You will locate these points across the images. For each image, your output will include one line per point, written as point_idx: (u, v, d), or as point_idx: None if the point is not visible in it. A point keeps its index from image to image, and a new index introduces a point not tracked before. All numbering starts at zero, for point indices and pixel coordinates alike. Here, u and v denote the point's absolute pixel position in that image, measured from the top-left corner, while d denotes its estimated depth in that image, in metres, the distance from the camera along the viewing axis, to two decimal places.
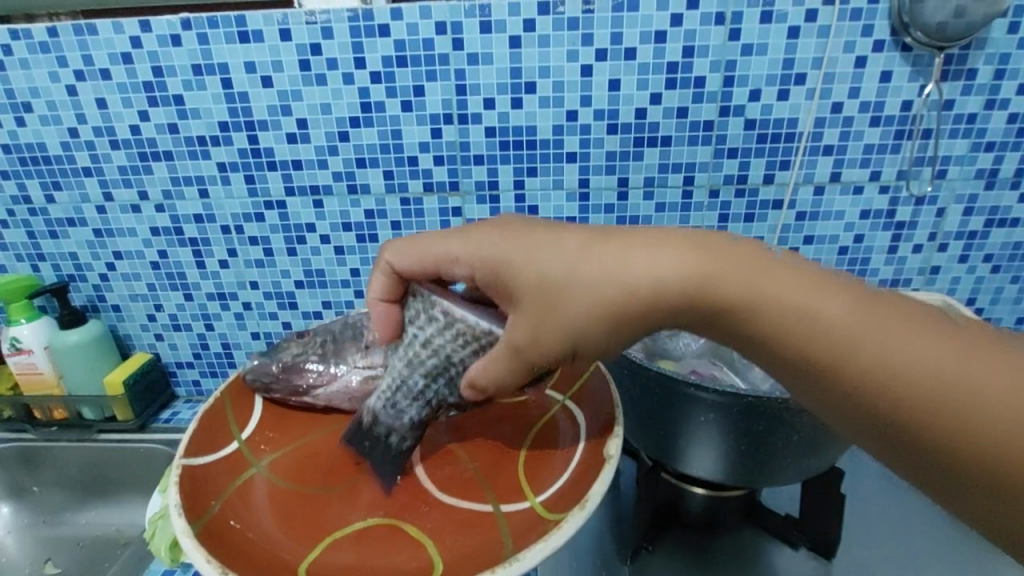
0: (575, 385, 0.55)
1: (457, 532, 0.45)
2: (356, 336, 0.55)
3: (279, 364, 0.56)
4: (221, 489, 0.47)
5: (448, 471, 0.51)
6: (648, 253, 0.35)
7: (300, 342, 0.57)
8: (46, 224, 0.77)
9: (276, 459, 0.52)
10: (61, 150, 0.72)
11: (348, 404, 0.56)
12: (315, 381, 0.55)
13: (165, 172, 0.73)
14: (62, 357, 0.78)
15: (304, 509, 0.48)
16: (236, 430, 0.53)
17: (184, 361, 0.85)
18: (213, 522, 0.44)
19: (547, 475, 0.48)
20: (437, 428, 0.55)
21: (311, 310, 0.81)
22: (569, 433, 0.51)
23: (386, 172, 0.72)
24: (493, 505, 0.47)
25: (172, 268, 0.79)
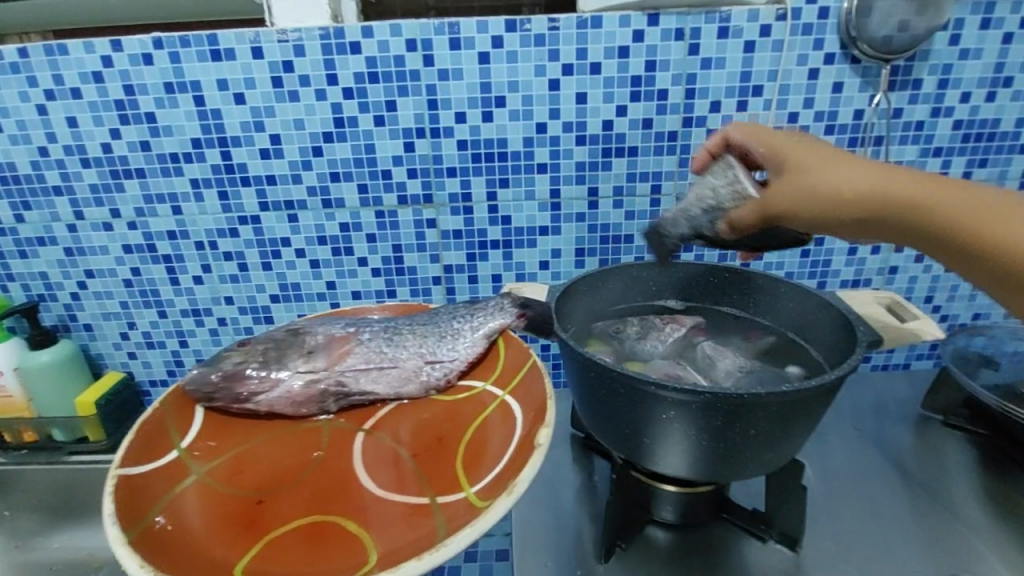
0: (512, 382, 0.57)
1: (396, 524, 0.45)
2: (301, 341, 0.59)
3: (220, 373, 0.56)
4: (160, 498, 0.48)
5: (389, 467, 0.51)
6: (905, 174, 0.45)
7: (241, 351, 0.58)
8: (16, 243, 0.76)
9: (216, 465, 0.52)
10: (31, 169, 0.72)
11: (291, 409, 0.57)
12: (255, 388, 0.56)
13: (137, 190, 0.73)
14: (32, 379, 0.77)
15: (242, 510, 0.48)
16: (176, 439, 0.54)
17: (158, 379, 0.84)
18: (150, 528, 0.45)
19: (484, 466, 0.49)
20: (382, 427, 0.56)
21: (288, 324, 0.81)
22: (507, 426, 0.53)
23: (361, 186, 0.73)
24: (429, 497, 0.47)
25: (146, 286, 0.78)
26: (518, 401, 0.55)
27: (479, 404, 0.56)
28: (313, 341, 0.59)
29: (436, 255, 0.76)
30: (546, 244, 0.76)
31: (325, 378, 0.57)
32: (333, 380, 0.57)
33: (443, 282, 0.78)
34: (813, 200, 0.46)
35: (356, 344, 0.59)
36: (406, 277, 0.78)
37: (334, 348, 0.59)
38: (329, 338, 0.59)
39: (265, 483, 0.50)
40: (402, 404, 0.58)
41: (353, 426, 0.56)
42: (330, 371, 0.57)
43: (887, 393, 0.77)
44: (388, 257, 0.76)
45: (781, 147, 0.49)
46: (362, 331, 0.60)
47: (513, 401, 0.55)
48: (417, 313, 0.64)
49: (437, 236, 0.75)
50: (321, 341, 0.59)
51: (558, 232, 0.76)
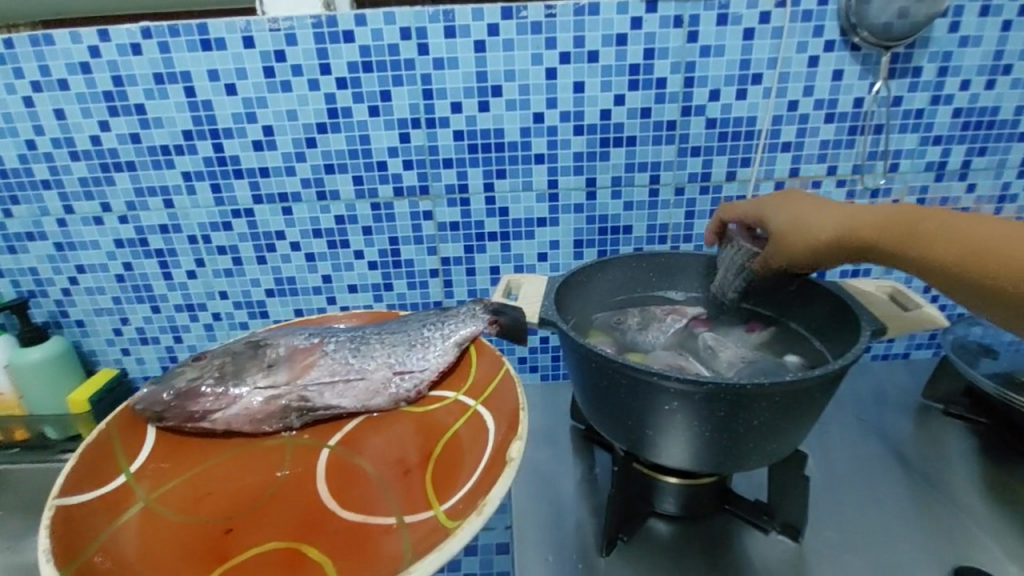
0: (485, 392, 0.58)
1: (359, 547, 0.45)
2: (261, 354, 0.59)
3: (173, 392, 0.56)
4: (100, 531, 0.47)
5: (354, 487, 0.50)
6: (874, 212, 0.47)
7: (196, 367, 0.58)
8: (5, 239, 0.75)
9: (168, 487, 0.51)
10: (18, 163, 0.71)
11: (249, 426, 0.56)
12: (211, 406, 0.55)
13: (128, 183, 0.72)
14: (24, 375, 0.75)
15: (195, 537, 0.46)
16: (125, 463, 0.53)
17: (152, 376, 0.83)
18: (87, 564, 0.44)
19: (451, 484, 0.49)
20: (348, 442, 0.55)
21: (284, 319, 0.80)
22: (476, 438, 0.53)
23: (356, 178, 0.72)
24: (396, 518, 0.47)
25: (138, 281, 0.77)
26: (491, 413, 0.55)
27: (452, 416, 0.56)
28: (274, 353, 0.59)
29: (433, 247, 0.76)
30: (544, 236, 0.76)
31: (286, 394, 0.56)
32: (293, 395, 0.56)
33: (440, 275, 0.78)
34: (799, 251, 0.50)
35: (320, 355, 0.58)
36: (403, 270, 0.77)
37: (296, 360, 0.58)
38: (292, 349, 0.59)
39: (222, 507, 0.49)
40: (369, 418, 0.58)
41: (317, 442, 0.55)
42: (291, 386, 0.57)
43: (885, 384, 0.77)
44: (385, 249, 0.76)
45: (771, 208, 0.53)
46: (326, 342, 0.60)
47: (485, 411, 0.56)
48: (384, 322, 0.64)
49: (434, 229, 0.75)
50: (283, 353, 0.59)
51: (555, 224, 0.75)
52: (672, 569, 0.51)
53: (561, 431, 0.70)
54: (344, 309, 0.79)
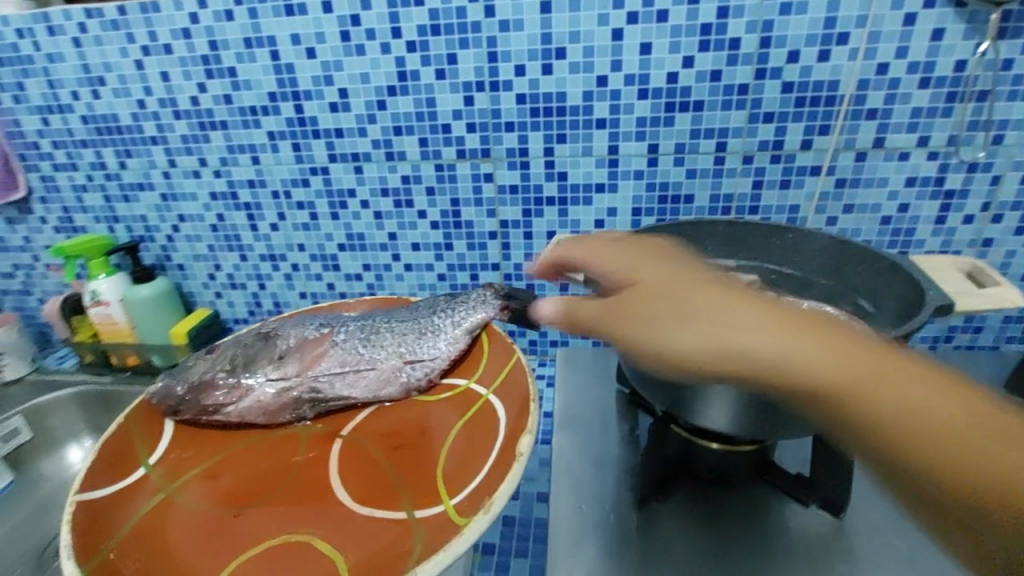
0: (496, 380, 0.63)
1: (370, 542, 0.48)
2: (272, 348, 0.65)
3: (186, 386, 0.63)
4: (119, 528, 0.51)
5: (361, 480, 0.54)
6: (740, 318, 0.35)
7: (208, 360, 0.65)
8: (121, 188, 0.85)
9: (185, 479, 0.56)
10: (132, 121, 0.79)
11: (262, 419, 0.61)
12: (224, 399, 0.62)
13: (221, 141, 0.79)
14: (134, 308, 0.85)
15: (213, 526, 0.51)
16: (143, 458, 0.58)
17: (240, 317, 0.92)
18: (111, 557, 0.48)
19: (456, 481, 0.52)
20: (357, 431, 0.60)
21: (353, 272, 0.86)
22: (482, 435, 0.57)
23: (422, 140, 0.75)
24: (406, 512, 0.50)
25: (229, 230, 0.85)
26: (502, 402, 0.60)
27: (468, 399, 0.62)
28: (286, 344, 0.66)
29: (493, 210, 0.78)
30: (602, 202, 0.76)
31: (297, 385, 0.62)
32: (300, 385, 0.62)
33: (498, 237, 0.80)
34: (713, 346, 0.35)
35: (330, 346, 0.65)
36: (463, 230, 0.80)
37: (306, 351, 0.65)
38: (303, 340, 0.66)
39: (237, 497, 0.54)
40: (380, 408, 0.63)
41: (331, 429, 0.61)
42: (300, 378, 0.63)
43: (963, 374, 0.72)
44: (447, 210, 0.79)
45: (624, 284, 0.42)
46: (337, 335, 0.66)
47: (498, 397, 0.61)
48: (391, 312, 0.70)
49: (494, 191, 0.77)
50: (293, 344, 0.65)
51: (614, 190, 0.75)
52: (701, 530, 0.52)
53: (589, 407, 0.69)
54: (408, 266, 0.84)
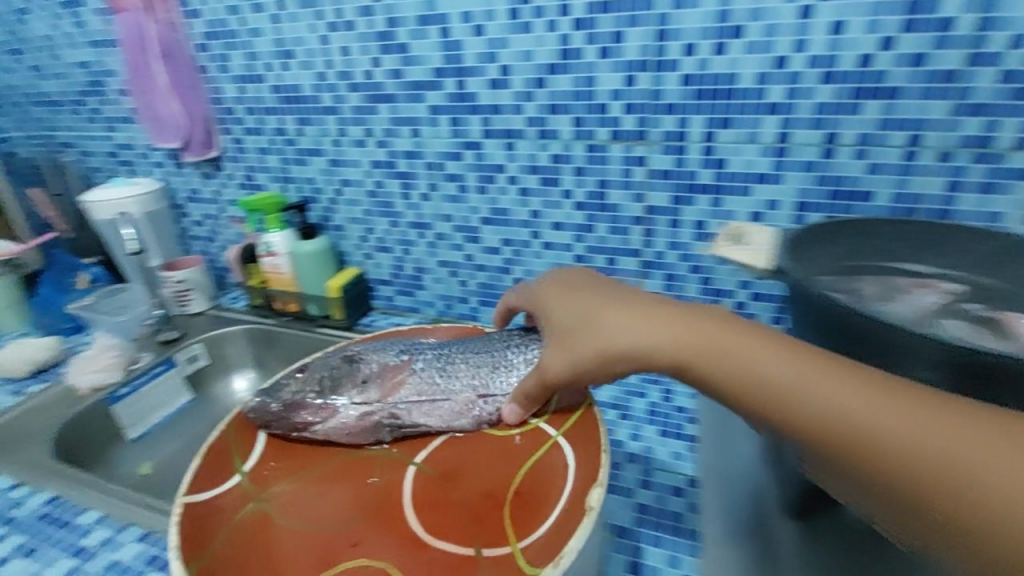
0: (568, 421, 0.65)
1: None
2: (356, 371, 0.72)
3: (280, 404, 0.69)
4: (221, 530, 0.57)
5: (434, 513, 0.59)
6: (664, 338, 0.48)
7: (299, 381, 0.71)
8: (297, 153, 0.94)
9: (277, 490, 0.63)
10: (313, 91, 0.87)
11: (345, 438, 0.68)
12: (312, 419, 0.68)
13: (388, 113, 0.84)
14: (299, 261, 0.95)
15: (303, 541, 0.57)
16: (239, 463, 0.65)
17: (384, 279, 0.99)
18: (216, 558, 0.54)
19: (527, 523, 0.56)
20: (430, 463, 0.65)
21: (492, 246, 0.89)
22: (545, 484, 0.59)
23: (577, 119, 0.75)
24: (476, 550, 0.54)
25: (385, 197, 0.91)
26: (572, 445, 0.62)
27: (535, 440, 0.64)
28: (369, 370, 0.72)
29: (641, 194, 0.76)
30: (762, 193, 0.71)
31: (379, 410, 0.68)
32: (380, 407, 0.68)
33: (643, 223, 0.78)
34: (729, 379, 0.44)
35: (408, 373, 0.71)
36: (607, 213, 0.79)
37: (387, 376, 0.71)
38: (385, 366, 0.72)
39: (324, 515, 0.60)
40: (450, 439, 0.68)
41: (406, 456, 0.67)
42: (382, 404, 0.69)
43: None
44: (593, 191, 0.79)
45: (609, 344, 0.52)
46: (415, 363, 0.72)
47: (567, 444, 0.63)
48: (464, 341, 0.74)
49: (645, 175, 0.75)
50: (375, 369, 0.72)
51: (778, 181, 0.70)
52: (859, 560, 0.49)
53: (728, 461, 0.64)
54: (547, 244, 0.85)
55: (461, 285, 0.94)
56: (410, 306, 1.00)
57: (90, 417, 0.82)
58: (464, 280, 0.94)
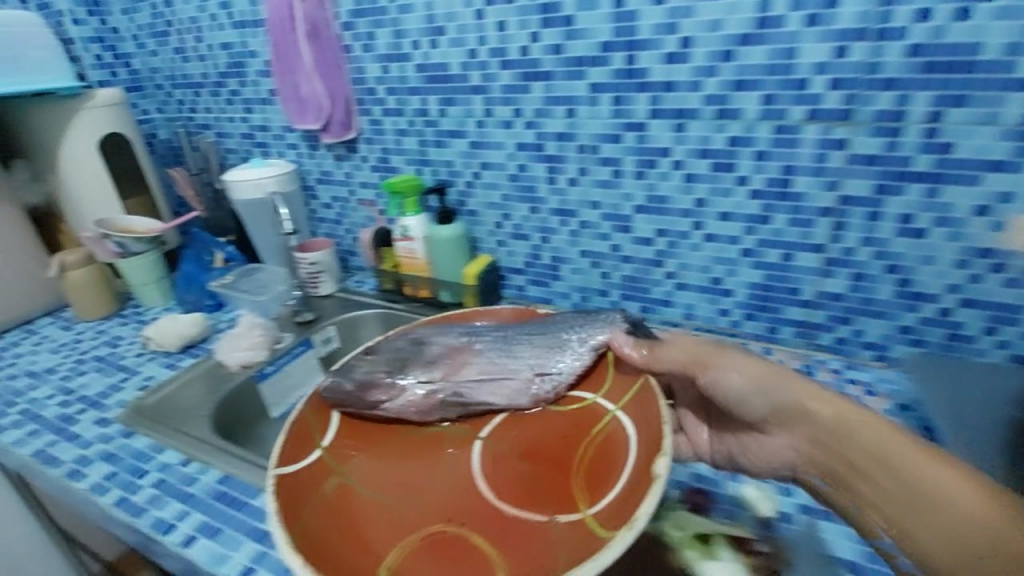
0: (625, 396, 0.62)
1: (519, 549, 0.51)
2: (424, 351, 0.70)
3: (353, 383, 0.67)
4: (309, 499, 0.56)
5: (506, 484, 0.58)
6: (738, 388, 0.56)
7: (369, 361, 0.69)
8: (436, 134, 0.91)
9: (354, 463, 0.62)
10: (460, 70, 0.83)
11: (414, 416, 0.66)
12: (383, 398, 0.66)
13: (541, 92, 0.79)
14: (434, 246, 0.93)
15: (381, 513, 0.56)
16: (318, 438, 0.63)
17: (516, 267, 0.96)
18: (308, 524, 0.53)
19: (600, 491, 0.53)
20: (495, 436, 0.64)
21: (643, 237, 0.82)
22: (615, 458, 0.56)
23: (766, 96, 0.67)
24: (547, 516, 0.53)
25: (527, 182, 0.87)
26: (631, 414, 0.60)
27: (594, 415, 0.62)
28: (434, 350, 0.70)
29: (834, 182, 0.68)
30: (993, 183, 0.61)
31: (444, 389, 0.66)
32: (443, 384, 0.66)
33: (832, 215, 0.70)
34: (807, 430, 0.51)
35: (471, 354, 0.68)
36: (789, 203, 0.71)
37: (451, 355, 0.69)
38: (451, 345, 0.70)
39: (396, 486, 0.59)
40: (511, 417, 0.66)
41: (471, 431, 0.65)
42: (446, 382, 0.66)
43: None
44: (775, 178, 0.71)
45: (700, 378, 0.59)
46: (477, 343, 0.69)
47: (625, 416, 0.60)
48: (522, 323, 0.71)
49: (843, 160, 0.67)
50: (440, 349, 0.69)
51: (1020, 169, 0.60)
52: None
53: None
54: (709, 236, 0.78)
55: (603, 277, 0.89)
56: (543, 297, 0.96)
57: (239, 397, 0.83)
58: (606, 272, 0.88)
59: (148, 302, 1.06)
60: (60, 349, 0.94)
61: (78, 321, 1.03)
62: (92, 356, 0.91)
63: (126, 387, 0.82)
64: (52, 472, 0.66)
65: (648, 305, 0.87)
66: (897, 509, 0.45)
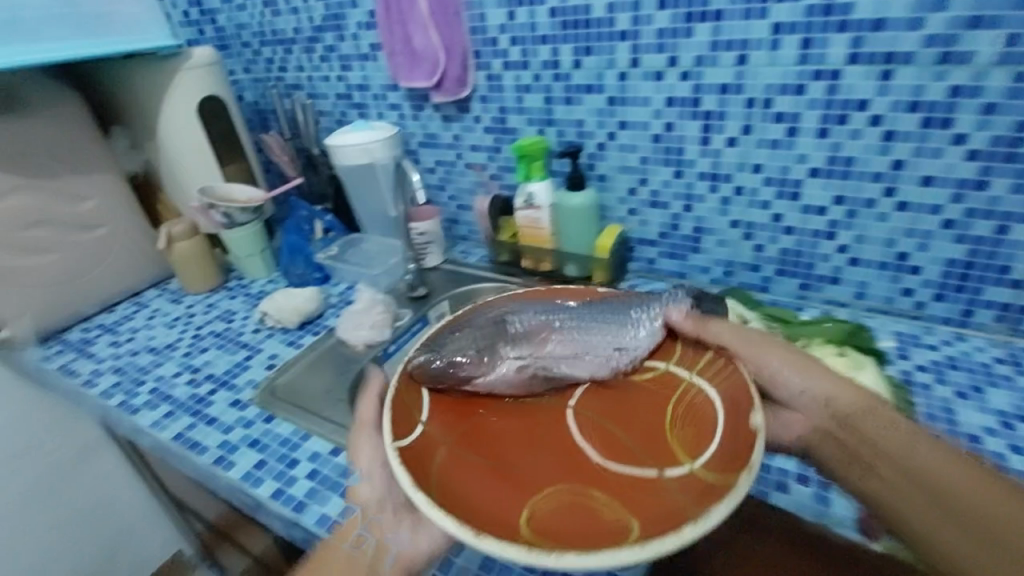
0: (697, 362, 0.56)
1: (646, 504, 0.44)
2: (506, 332, 0.61)
3: (444, 359, 0.57)
4: (432, 460, 0.50)
5: (621, 443, 0.51)
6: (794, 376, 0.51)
7: (460, 337, 0.60)
8: (566, 90, 0.81)
9: (460, 431, 0.53)
10: (605, 12, 0.72)
11: (510, 392, 0.57)
12: (475, 372, 0.57)
13: (706, 35, 0.68)
14: (563, 215, 0.85)
15: (497, 471, 0.49)
16: (419, 411, 0.55)
17: (648, 238, 0.87)
18: (436, 483, 0.47)
19: (697, 442, 0.48)
20: (597, 398, 0.56)
21: (814, 205, 0.72)
22: (701, 412, 0.51)
23: (1013, 35, 0.55)
24: (657, 471, 0.47)
25: (674, 143, 0.76)
26: (715, 384, 0.53)
27: (669, 384, 0.56)
28: (515, 328, 0.61)
29: None
30: None
31: (533, 365, 0.57)
32: (539, 364, 0.57)
33: None
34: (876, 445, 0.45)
35: (551, 331, 0.60)
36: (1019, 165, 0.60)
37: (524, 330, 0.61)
38: (530, 325, 0.61)
39: (507, 448, 0.52)
40: (594, 388, 0.58)
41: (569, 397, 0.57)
42: (533, 357, 0.58)
43: None
44: (1005, 136, 0.59)
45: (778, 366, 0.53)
46: (554, 319, 0.62)
47: (707, 382, 0.54)
48: (588, 300, 0.64)
49: None
50: (520, 327, 0.61)
51: None
52: None
53: None
54: (902, 205, 0.67)
55: (754, 251, 0.79)
56: (675, 271, 0.87)
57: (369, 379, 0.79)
58: (760, 244, 0.78)
59: (251, 273, 1.03)
60: (173, 323, 0.92)
61: (184, 294, 1.01)
62: (208, 332, 0.88)
63: (251, 366, 0.79)
64: (199, 459, 0.64)
65: (809, 282, 0.77)
66: (973, 538, 0.38)
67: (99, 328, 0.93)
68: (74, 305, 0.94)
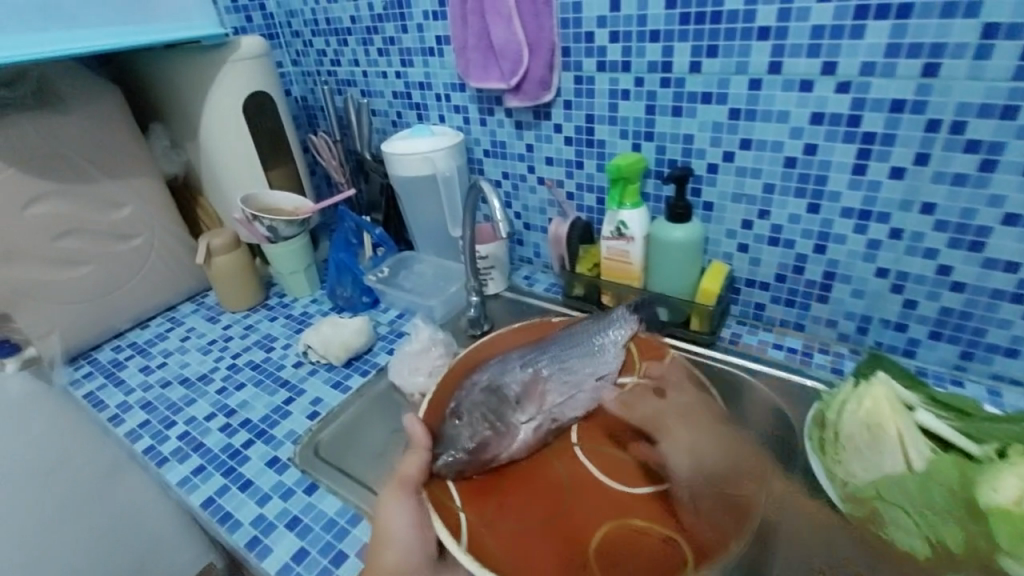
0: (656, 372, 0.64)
1: (690, 521, 0.50)
2: (506, 398, 0.58)
3: (466, 451, 0.53)
4: (489, 547, 0.48)
5: (623, 467, 0.55)
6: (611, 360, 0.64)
7: (463, 424, 0.56)
8: (675, 97, 0.67)
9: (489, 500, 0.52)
10: (743, 4, 0.58)
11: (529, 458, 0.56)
12: (501, 447, 0.55)
13: (883, 36, 0.53)
14: (659, 250, 0.71)
15: (544, 521, 0.51)
16: (450, 501, 0.51)
17: (759, 281, 0.73)
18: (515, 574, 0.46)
19: (688, 452, 0.55)
20: (584, 434, 0.59)
21: (1001, 259, 0.57)
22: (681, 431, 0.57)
23: None
24: (672, 483, 0.53)
25: (813, 169, 0.62)
26: (671, 387, 0.62)
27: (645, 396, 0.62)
28: (512, 391, 0.59)
29: None
30: None
31: (543, 421, 0.57)
32: (548, 417, 0.58)
33: None
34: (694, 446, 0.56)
35: (546, 381, 0.60)
36: None
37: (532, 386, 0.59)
38: (521, 381, 0.60)
39: (535, 498, 0.52)
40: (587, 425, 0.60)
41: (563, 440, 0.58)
42: (542, 414, 0.58)
43: None
44: None
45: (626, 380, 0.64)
46: (541, 368, 0.61)
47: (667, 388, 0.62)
48: (540, 347, 0.64)
49: None
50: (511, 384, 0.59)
51: None
52: None
53: None
54: None
55: (903, 306, 0.65)
56: (789, 321, 0.73)
57: None
58: (913, 300, 0.64)
59: (295, 291, 0.93)
60: (208, 348, 0.83)
61: (221, 311, 0.92)
62: (246, 362, 0.78)
63: (294, 413, 0.68)
64: (231, 540, 0.54)
65: (974, 351, 0.62)
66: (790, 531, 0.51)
67: (130, 349, 0.85)
68: (105, 321, 0.86)
